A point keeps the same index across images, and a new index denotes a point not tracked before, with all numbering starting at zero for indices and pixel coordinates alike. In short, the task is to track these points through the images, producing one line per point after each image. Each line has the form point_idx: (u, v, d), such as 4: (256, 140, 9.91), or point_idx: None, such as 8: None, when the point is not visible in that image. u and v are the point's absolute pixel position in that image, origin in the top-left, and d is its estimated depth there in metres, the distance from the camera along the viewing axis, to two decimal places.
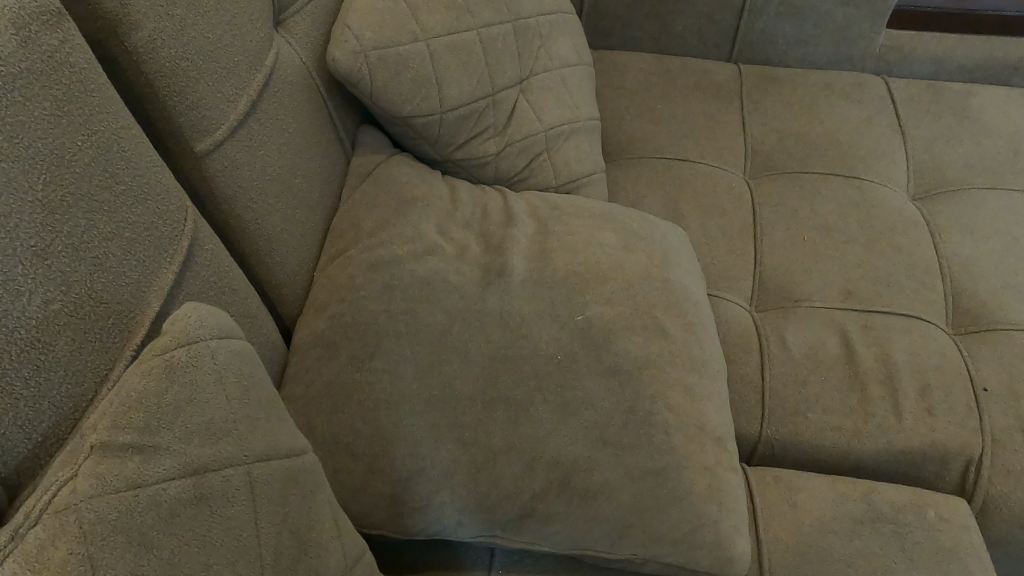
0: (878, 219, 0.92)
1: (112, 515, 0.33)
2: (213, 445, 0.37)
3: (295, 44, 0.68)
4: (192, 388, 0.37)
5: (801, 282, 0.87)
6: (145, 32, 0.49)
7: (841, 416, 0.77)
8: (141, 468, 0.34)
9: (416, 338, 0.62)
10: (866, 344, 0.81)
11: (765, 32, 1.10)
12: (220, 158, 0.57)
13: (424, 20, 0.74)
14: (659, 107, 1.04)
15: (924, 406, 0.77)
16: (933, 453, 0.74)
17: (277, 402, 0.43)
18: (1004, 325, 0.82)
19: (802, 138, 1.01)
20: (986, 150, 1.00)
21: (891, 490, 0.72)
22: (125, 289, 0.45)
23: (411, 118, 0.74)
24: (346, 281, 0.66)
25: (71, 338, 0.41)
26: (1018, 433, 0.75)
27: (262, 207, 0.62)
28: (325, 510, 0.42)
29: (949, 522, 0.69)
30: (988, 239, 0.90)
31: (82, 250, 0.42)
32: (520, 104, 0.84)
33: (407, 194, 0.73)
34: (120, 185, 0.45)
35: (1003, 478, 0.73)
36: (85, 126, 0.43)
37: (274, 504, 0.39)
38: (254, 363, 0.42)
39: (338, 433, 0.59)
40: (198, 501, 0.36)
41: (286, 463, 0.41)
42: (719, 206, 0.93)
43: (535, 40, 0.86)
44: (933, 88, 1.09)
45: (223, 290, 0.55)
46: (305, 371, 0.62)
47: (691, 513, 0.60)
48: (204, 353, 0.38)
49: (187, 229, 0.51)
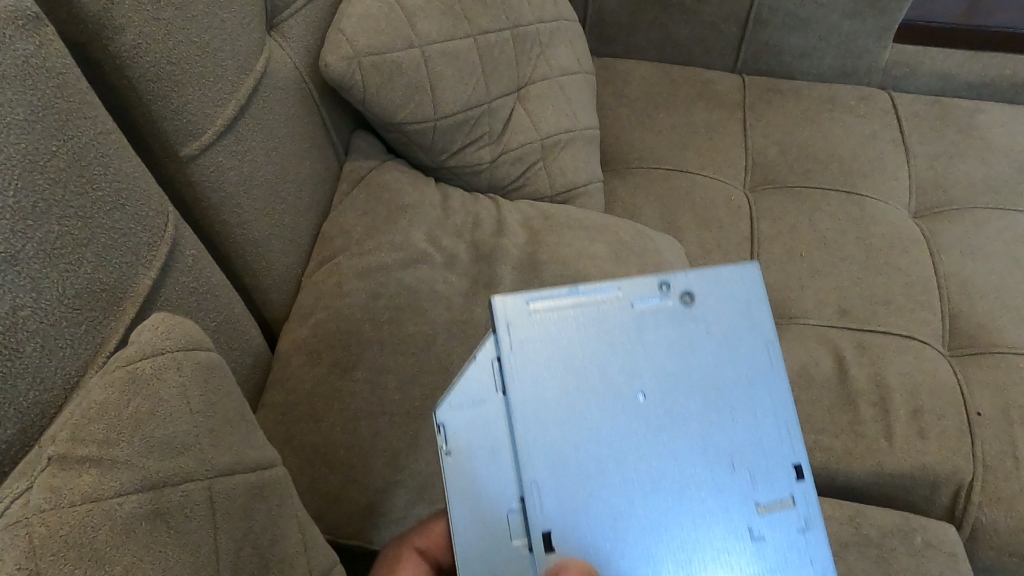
0: (878, 236, 0.90)
1: (64, 530, 0.32)
2: (173, 459, 0.37)
3: (287, 49, 0.67)
4: (155, 401, 0.38)
5: (796, 299, 0.86)
6: (130, 37, 0.49)
7: (832, 437, 0.76)
8: (98, 482, 0.34)
9: (399, 349, 0.62)
10: (860, 363, 0.80)
11: (770, 43, 1.09)
12: (205, 162, 0.57)
13: (420, 26, 0.73)
14: (660, 116, 1.03)
15: (917, 430, 0.76)
16: (923, 477, 0.74)
17: (244, 414, 0.43)
18: (1001, 348, 0.81)
19: (804, 151, 1.00)
20: (990, 168, 0.99)
21: (878, 513, 0.71)
22: (99, 297, 0.45)
23: (404, 125, 0.74)
24: (332, 288, 0.65)
25: (40, 343, 0.41)
26: (1010, 460, 0.74)
27: (249, 212, 0.62)
28: (291, 526, 0.42)
29: (937, 548, 0.68)
30: (989, 259, 0.89)
31: (54, 257, 0.42)
32: (517, 112, 0.83)
33: (398, 202, 0.73)
34: (97, 191, 0.45)
35: (994, 505, 0.72)
36: (60, 132, 0.42)
37: (236, 520, 0.38)
38: (222, 376, 0.42)
39: (316, 441, 0.58)
40: (156, 517, 0.35)
41: (250, 479, 0.41)
42: (717, 218, 0.92)
43: (534, 47, 0.86)
44: (938, 104, 1.08)
45: (204, 295, 0.55)
46: (285, 379, 0.61)
47: None
48: (168, 366, 0.39)
49: (168, 235, 0.51)
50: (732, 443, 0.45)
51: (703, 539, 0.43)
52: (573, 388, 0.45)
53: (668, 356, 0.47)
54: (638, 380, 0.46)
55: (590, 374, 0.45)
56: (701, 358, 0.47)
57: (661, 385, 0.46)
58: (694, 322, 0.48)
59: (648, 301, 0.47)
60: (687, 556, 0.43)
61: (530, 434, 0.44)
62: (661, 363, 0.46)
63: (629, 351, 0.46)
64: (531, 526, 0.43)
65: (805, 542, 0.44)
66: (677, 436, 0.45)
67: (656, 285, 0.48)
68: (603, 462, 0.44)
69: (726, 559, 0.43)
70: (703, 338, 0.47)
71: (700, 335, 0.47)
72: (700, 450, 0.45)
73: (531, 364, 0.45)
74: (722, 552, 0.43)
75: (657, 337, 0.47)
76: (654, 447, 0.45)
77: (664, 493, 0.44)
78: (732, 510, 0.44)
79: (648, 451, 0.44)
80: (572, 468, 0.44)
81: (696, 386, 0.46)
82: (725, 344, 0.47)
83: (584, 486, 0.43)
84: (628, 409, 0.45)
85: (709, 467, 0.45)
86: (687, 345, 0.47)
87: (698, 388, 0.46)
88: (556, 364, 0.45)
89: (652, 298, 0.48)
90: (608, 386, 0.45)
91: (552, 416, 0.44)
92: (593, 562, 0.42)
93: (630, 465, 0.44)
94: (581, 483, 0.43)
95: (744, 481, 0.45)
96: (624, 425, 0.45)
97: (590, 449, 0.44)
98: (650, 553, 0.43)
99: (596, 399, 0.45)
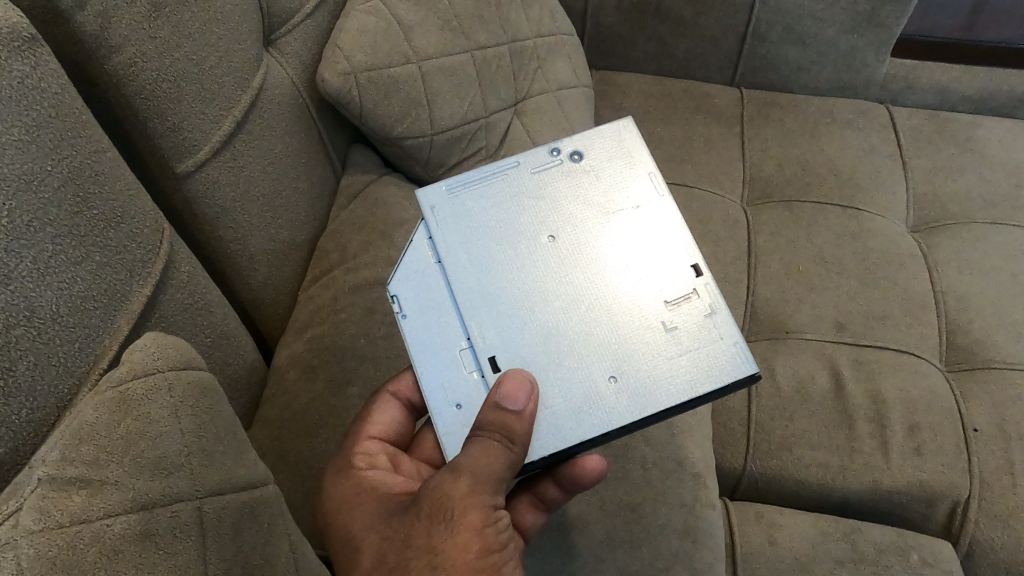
0: (875, 249, 0.90)
1: (53, 552, 0.32)
2: (163, 479, 0.37)
3: (284, 65, 0.67)
4: (145, 421, 0.38)
5: (793, 313, 0.86)
6: (126, 55, 0.49)
7: (828, 453, 0.76)
8: (87, 503, 0.34)
9: (395, 363, 0.63)
10: (856, 378, 0.80)
11: (768, 57, 1.09)
12: (201, 179, 0.57)
13: (417, 42, 0.73)
14: (658, 130, 1.04)
15: (913, 446, 0.75)
16: (919, 493, 0.74)
17: (236, 433, 0.43)
18: (998, 364, 0.81)
19: (802, 165, 1.00)
20: (988, 182, 0.99)
21: (874, 529, 0.71)
22: (92, 314, 0.45)
23: (401, 140, 0.74)
24: (329, 303, 0.66)
25: (33, 362, 0.41)
26: (1007, 476, 0.74)
27: (245, 227, 0.62)
28: (281, 544, 0.42)
29: (932, 566, 0.68)
30: (987, 274, 0.89)
31: (47, 276, 0.42)
32: (514, 127, 0.84)
33: (394, 216, 0.73)
34: (92, 209, 0.45)
35: (990, 522, 0.72)
36: (54, 151, 0.43)
37: (225, 539, 0.38)
38: (214, 394, 0.43)
39: (310, 457, 0.58)
40: (144, 538, 0.35)
41: (241, 497, 0.41)
42: (714, 232, 0.92)
43: (532, 62, 0.86)
44: (936, 118, 1.08)
45: (199, 311, 0.55)
46: (281, 394, 0.61)
47: (665, 550, 0.59)
48: (159, 386, 0.39)
49: (163, 252, 0.51)
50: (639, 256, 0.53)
51: (623, 331, 0.51)
52: (497, 237, 0.53)
53: (572, 200, 0.55)
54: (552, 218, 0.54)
55: (508, 223, 0.54)
56: (601, 199, 0.55)
57: (571, 220, 0.54)
58: (583, 167, 0.56)
59: (546, 167, 0.56)
60: (615, 355, 0.50)
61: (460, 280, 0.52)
62: (568, 208, 0.55)
63: (536, 203, 0.55)
64: (478, 354, 0.50)
65: (714, 325, 0.51)
66: (588, 259, 0.53)
67: (546, 151, 0.56)
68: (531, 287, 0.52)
69: (645, 347, 0.50)
70: (595, 182, 0.56)
71: (596, 180, 0.56)
72: (608, 267, 0.53)
73: (457, 229, 0.54)
74: (646, 342, 0.50)
75: (559, 189, 0.55)
76: (573, 269, 0.53)
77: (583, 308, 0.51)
78: (646, 308, 0.51)
79: (568, 277, 0.52)
80: (502, 298, 0.51)
81: (599, 219, 0.54)
82: (618, 183, 0.56)
83: (515, 310, 0.51)
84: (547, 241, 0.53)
85: (622, 277, 0.52)
86: (587, 189, 0.55)
87: (595, 218, 0.54)
88: (480, 222, 0.54)
89: (547, 161, 0.56)
90: (525, 230, 0.54)
91: (481, 263, 0.52)
92: (533, 368, 0.50)
93: (553, 291, 0.52)
94: (513, 311, 0.51)
95: (653, 284, 0.52)
96: (539, 257, 0.53)
97: (519, 281, 0.52)
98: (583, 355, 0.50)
99: (517, 242, 0.53)
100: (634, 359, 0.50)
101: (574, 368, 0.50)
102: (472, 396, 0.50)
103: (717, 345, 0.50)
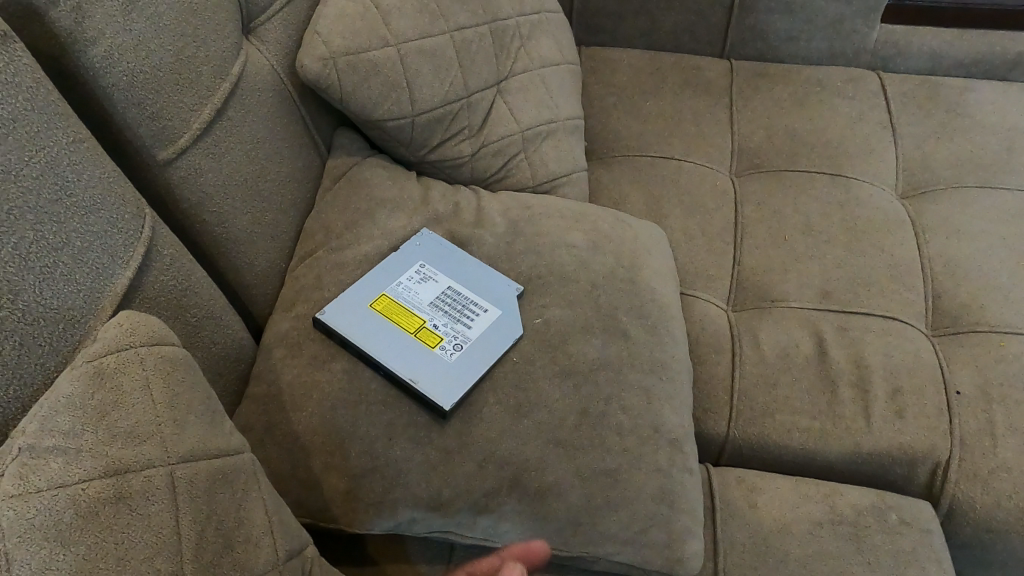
0: (863, 217, 0.91)
1: (30, 513, 0.35)
2: (137, 446, 0.40)
3: (265, 52, 0.70)
4: (119, 393, 0.41)
5: (779, 282, 0.86)
6: (102, 49, 0.51)
7: (811, 419, 0.77)
8: (65, 469, 0.37)
9: (377, 337, 0.64)
10: (839, 344, 0.81)
11: (757, 28, 1.09)
12: (182, 166, 0.60)
13: (396, 25, 0.75)
14: (647, 103, 1.04)
15: (894, 409, 0.77)
16: (901, 456, 0.75)
17: (212, 405, 0.46)
18: (983, 326, 0.82)
19: (790, 135, 1.01)
20: (979, 146, 0.99)
21: (854, 493, 0.72)
22: (76, 295, 0.47)
23: (383, 122, 0.76)
24: (312, 283, 0.68)
25: (18, 342, 0.44)
26: (988, 438, 0.75)
27: (227, 210, 0.64)
28: (257, 505, 0.44)
29: (910, 526, 0.70)
30: (974, 238, 0.89)
31: (29, 261, 0.44)
32: (498, 105, 0.85)
33: (376, 197, 0.76)
34: (72, 197, 0.48)
35: (970, 481, 0.73)
36: (32, 143, 0.45)
37: (198, 502, 0.41)
38: (190, 367, 0.45)
39: (294, 429, 0.60)
40: (118, 500, 0.38)
41: (214, 463, 0.43)
42: (701, 203, 0.93)
43: (515, 40, 0.87)
44: (928, 84, 1.08)
45: (183, 291, 0.57)
46: (266, 371, 0.63)
47: (641, 514, 0.62)
48: (131, 359, 0.42)
49: (144, 236, 0.53)
50: (448, 270, 0.71)
51: (358, 330, 0.64)
52: (431, 334, 0.66)
53: (391, 285, 0.69)
54: (398, 315, 0.67)
55: (393, 324, 0.66)
56: (435, 260, 0.71)
57: (398, 302, 0.68)
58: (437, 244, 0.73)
59: (463, 256, 0.72)
60: (365, 332, 0.64)
61: (440, 360, 0.64)
62: (459, 277, 0.70)
63: (476, 280, 0.70)
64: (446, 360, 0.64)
65: (359, 317, 0.65)
66: (443, 304, 0.69)
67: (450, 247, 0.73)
68: (441, 327, 0.67)
69: (368, 335, 0.64)
70: (420, 260, 0.71)
71: (397, 261, 0.71)
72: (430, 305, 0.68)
73: (410, 353, 0.64)
74: (487, 303, 0.69)
75: (458, 269, 0.71)
76: (432, 305, 0.68)
77: (477, 303, 0.68)
78: (462, 288, 0.70)
79: (456, 313, 0.68)
80: (463, 336, 0.66)
81: (439, 276, 0.70)
82: (412, 246, 0.72)
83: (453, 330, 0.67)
84: (415, 316, 0.67)
85: (449, 288, 0.69)
86: (394, 272, 0.70)
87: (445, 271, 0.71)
88: (403, 340, 0.65)
89: (449, 256, 0.72)
90: (415, 322, 0.67)
91: (509, 314, 0.68)
92: (427, 359, 0.64)
93: (462, 324, 0.67)
94: (457, 334, 0.66)
95: (465, 274, 0.71)
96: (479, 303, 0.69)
97: (480, 322, 0.67)
98: (487, 321, 0.67)
99: (423, 327, 0.66)
100: (398, 347, 0.64)
101: (386, 354, 0.63)
102: (427, 378, 0.62)
103: (360, 324, 0.65)
